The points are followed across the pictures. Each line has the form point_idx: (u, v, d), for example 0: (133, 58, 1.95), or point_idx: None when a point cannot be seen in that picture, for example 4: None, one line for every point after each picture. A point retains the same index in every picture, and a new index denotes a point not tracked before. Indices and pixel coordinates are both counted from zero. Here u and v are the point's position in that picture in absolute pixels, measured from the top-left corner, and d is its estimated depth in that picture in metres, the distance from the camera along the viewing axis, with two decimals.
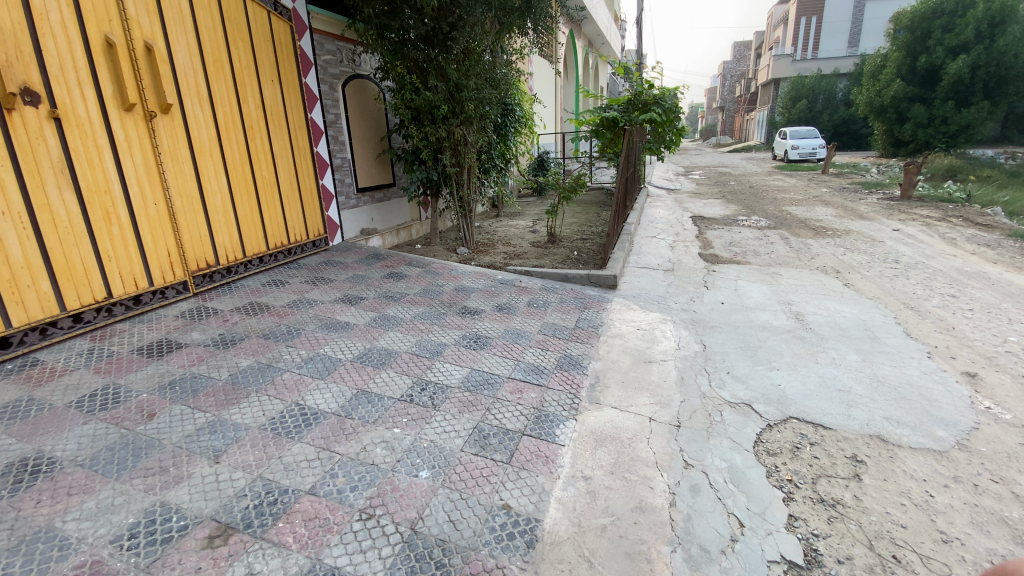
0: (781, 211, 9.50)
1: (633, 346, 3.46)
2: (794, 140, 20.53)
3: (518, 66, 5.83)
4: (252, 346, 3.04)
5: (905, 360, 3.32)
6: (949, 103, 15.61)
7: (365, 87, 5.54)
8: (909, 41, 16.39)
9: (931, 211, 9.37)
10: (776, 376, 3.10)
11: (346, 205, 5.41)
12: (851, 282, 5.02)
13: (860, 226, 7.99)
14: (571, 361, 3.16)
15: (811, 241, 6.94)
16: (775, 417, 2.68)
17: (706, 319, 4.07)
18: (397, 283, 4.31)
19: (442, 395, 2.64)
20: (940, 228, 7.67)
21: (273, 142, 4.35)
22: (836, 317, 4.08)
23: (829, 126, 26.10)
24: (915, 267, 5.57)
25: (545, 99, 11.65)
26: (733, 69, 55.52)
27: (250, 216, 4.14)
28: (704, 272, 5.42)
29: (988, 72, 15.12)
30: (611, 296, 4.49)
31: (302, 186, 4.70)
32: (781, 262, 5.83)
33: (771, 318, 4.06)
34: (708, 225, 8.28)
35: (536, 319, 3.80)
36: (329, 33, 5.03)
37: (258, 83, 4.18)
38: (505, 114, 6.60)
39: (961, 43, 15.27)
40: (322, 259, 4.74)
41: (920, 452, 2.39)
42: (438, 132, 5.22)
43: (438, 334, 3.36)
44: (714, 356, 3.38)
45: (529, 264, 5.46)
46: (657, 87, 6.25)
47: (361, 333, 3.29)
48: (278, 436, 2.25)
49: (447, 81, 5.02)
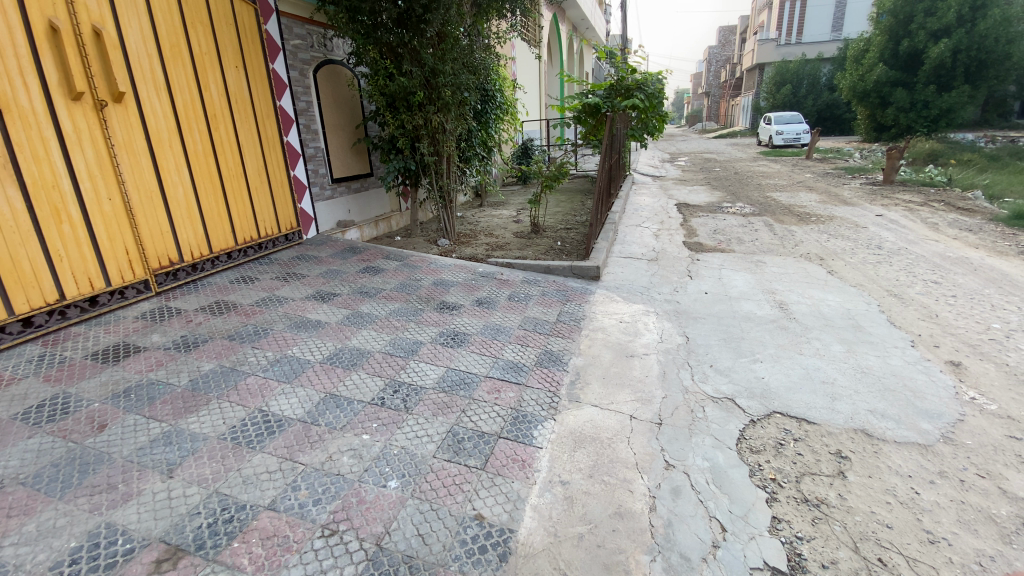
0: (765, 198, 9.46)
1: (615, 339, 3.37)
2: (778, 125, 20.52)
3: (498, 50, 5.62)
4: (215, 348, 2.89)
5: (889, 350, 3.28)
6: (931, 87, 15.67)
7: (338, 73, 5.32)
8: (891, 25, 16.38)
9: (913, 196, 9.40)
10: (760, 368, 3.04)
11: (320, 196, 5.22)
12: (835, 269, 4.98)
13: (843, 211, 7.98)
14: (551, 357, 3.06)
15: (795, 227, 6.90)
16: (759, 412, 2.61)
17: (690, 309, 4.00)
18: (373, 277, 4.16)
19: (415, 398, 2.52)
20: (923, 213, 7.69)
21: (239, 132, 4.14)
22: (820, 306, 4.03)
23: (812, 111, 26.17)
24: (898, 253, 5.56)
25: (528, 85, 11.42)
26: (719, 54, 55.30)
27: (216, 210, 3.94)
28: (688, 261, 5.35)
29: (969, 56, 15.16)
30: (594, 288, 4.39)
31: (272, 178, 4.50)
32: (765, 250, 5.78)
33: (755, 308, 3.99)
34: (692, 212, 8.21)
35: (517, 313, 3.69)
36: (298, 16, 4.80)
37: (220, 69, 3.95)
38: (486, 100, 6.43)
39: (943, 26, 15.27)
40: (295, 253, 4.57)
41: (905, 447, 2.36)
42: (414, 120, 5.05)
43: (414, 332, 3.24)
44: (698, 348, 3.30)
45: (512, 255, 5.34)
46: (640, 71, 6.11)
47: (332, 332, 3.16)
48: (238, 446, 2.13)
49: (422, 66, 4.85)
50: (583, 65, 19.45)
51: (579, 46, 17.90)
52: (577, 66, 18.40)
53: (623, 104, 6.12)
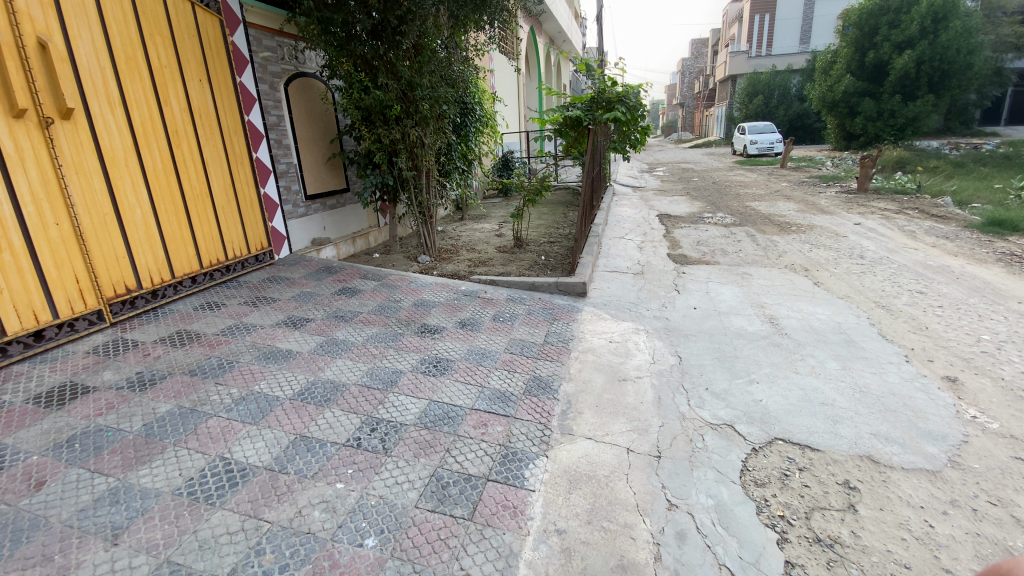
0: (745, 207, 9.51)
1: (606, 362, 3.22)
2: (752, 135, 20.92)
3: (476, 62, 5.50)
4: (174, 386, 2.64)
5: (884, 365, 3.20)
6: (897, 97, 16.16)
7: (310, 87, 5.13)
8: (857, 37, 16.87)
9: (887, 203, 9.58)
10: (757, 390, 2.91)
11: (293, 214, 4.99)
12: (821, 280, 4.94)
13: (822, 220, 8.04)
14: (540, 384, 2.89)
15: (778, 237, 6.90)
16: (760, 439, 2.48)
17: (680, 326, 3.87)
18: (349, 300, 3.95)
19: (395, 436, 2.33)
20: (899, 221, 7.79)
21: (204, 149, 3.90)
22: (810, 319, 3.95)
23: (784, 121, 26.82)
24: (881, 263, 5.57)
25: (506, 97, 11.34)
26: (692, 66, 56.47)
27: (179, 232, 3.69)
28: (674, 275, 5.26)
29: (932, 67, 15.65)
30: (581, 305, 4.25)
31: (240, 196, 4.26)
32: (750, 261, 5.73)
33: (745, 324, 3.89)
34: (675, 223, 8.18)
35: (502, 335, 3.51)
36: (267, 28, 4.60)
37: (182, 83, 3.72)
38: (465, 113, 6.29)
39: (907, 38, 15.76)
40: (266, 275, 4.33)
41: (914, 473, 2.25)
42: (391, 134, 4.87)
43: (393, 359, 3.04)
44: (691, 369, 3.17)
45: (495, 272, 5.18)
46: (620, 84, 6.03)
47: (304, 363, 2.94)
48: (195, 503, 1.90)
49: (399, 79, 4.69)
50: (560, 77, 19.55)
51: (556, 59, 18.03)
52: (554, 78, 18.45)
53: (604, 116, 6.02)
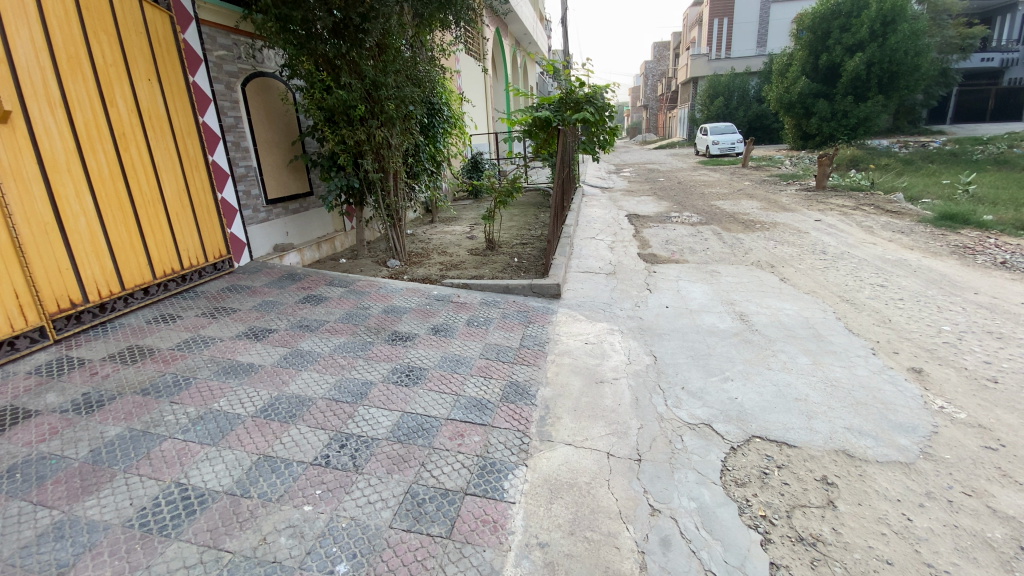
0: (711, 206, 9.70)
1: (583, 364, 3.17)
2: (714, 136, 21.44)
3: (442, 62, 5.41)
4: (124, 407, 2.45)
5: (853, 359, 3.27)
6: (849, 98, 16.85)
7: (269, 86, 4.93)
8: (811, 40, 17.51)
9: (845, 200, 9.94)
10: (732, 388, 2.92)
11: (253, 220, 4.78)
12: (787, 276, 5.05)
13: (785, 217, 8.26)
14: (516, 389, 2.81)
15: (743, 235, 7.04)
16: (738, 437, 2.47)
17: (654, 326, 3.87)
18: (315, 308, 3.79)
19: (367, 452, 2.22)
20: (857, 217, 8.08)
21: (155, 152, 3.66)
22: (780, 315, 4.01)
23: (744, 121, 27.64)
24: (842, 258, 5.74)
25: (474, 98, 11.24)
26: (655, 69, 57.63)
27: (130, 241, 3.44)
28: (646, 274, 5.28)
29: (881, 69, 16.35)
30: (555, 307, 4.20)
31: (195, 202, 4.03)
32: (718, 259, 5.82)
33: (717, 321, 3.91)
34: (644, 223, 8.25)
35: (476, 340, 3.43)
36: (221, 25, 4.38)
37: (129, 82, 3.47)
38: (432, 114, 6.18)
39: (857, 42, 16.42)
40: (226, 284, 4.12)
41: (888, 467, 2.28)
42: (356, 135, 4.72)
43: (363, 370, 2.91)
44: (667, 368, 3.15)
45: (467, 275, 5.09)
46: (588, 84, 6.01)
47: (267, 377, 2.78)
48: (148, 535, 1.74)
49: (362, 78, 4.55)
50: (527, 79, 19.57)
51: (522, 60, 18.04)
52: (521, 79, 18.44)
53: (573, 117, 6.00)
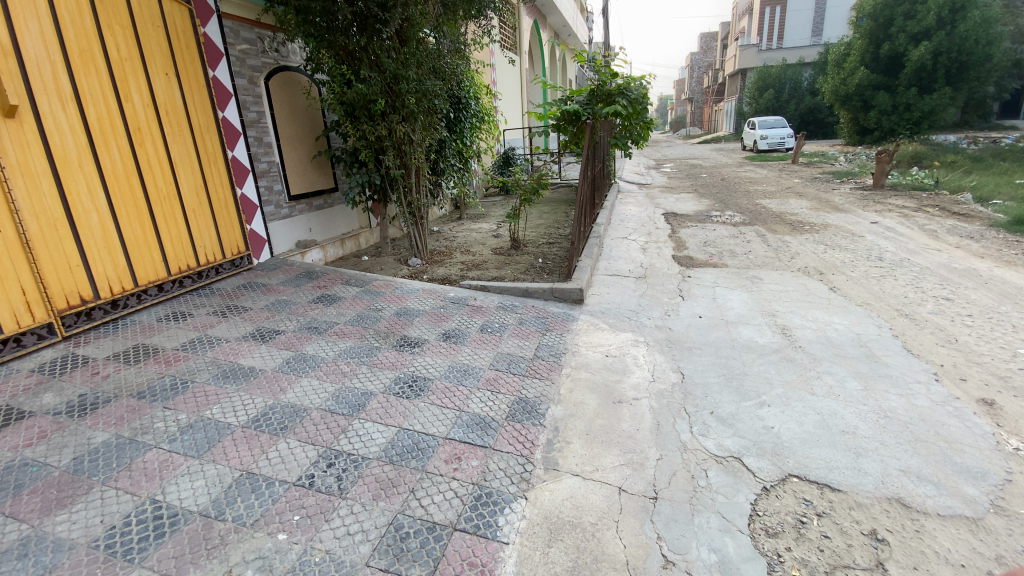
0: (754, 205, 9.13)
1: (601, 380, 2.91)
2: (762, 130, 20.40)
3: (469, 53, 5.19)
4: (117, 411, 2.40)
5: (910, 386, 2.88)
6: (912, 90, 15.66)
7: (293, 80, 4.86)
8: (872, 29, 16.36)
9: (906, 200, 9.14)
10: (768, 415, 2.60)
11: (274, 215, 4.73)
12: (837, 285, 4.60)
13: (836, 219, 7.65)
14: (525, 407, 2.58)
15: (789, 237, 6.54)
16: (771, 475, 2.18)
17: (684, 338, 3.55)
18: (327, 309, 3.68)
19: (354, 474, 2.05)
20: (919, 219, 7.39)
21: (172, 147, 3.64)
22: (827, 331, 3.61)
23: (795, 115, 26.22)
24: (901, 265, 5.21)
25: (507, 92, 11.02)
26: (701, 61, 55.67)
27: (143, 237, 3.43)
28: (679, 279, 4.93)
29: (949, 58, 15.10)
30: (577, 314, 3.94)
31: (213, 198, 4.00)
32: (760, 264, 5.39)
33: (755, 335, 3.55)
34: (681, 222, 7.83)
35: (488, 349, 3.22)
36: (243, 18, 4.32)
37: (145, 77, 3.44)
38: (460, 108, 5.99)
39: (923, 29, 15.24)
40: (242, 281, 4.08)
41: (951, 523, 1.94)
42: (377, 131, 4.59)
43: (364, 379, 2.75)
44: (695, 388, 2.85)
45: (488, 276, 4.90)
46: (622, 76, 5.66)
47: (265, 383, 2.67)
48: (111, 559, 1.63)
49: (383, 72, 4.41)
50: (565, 73, 19.14)
51: (560, 54, 17.64)
52: (559, 73, 18.06)
53: (604, 110, 5.67)
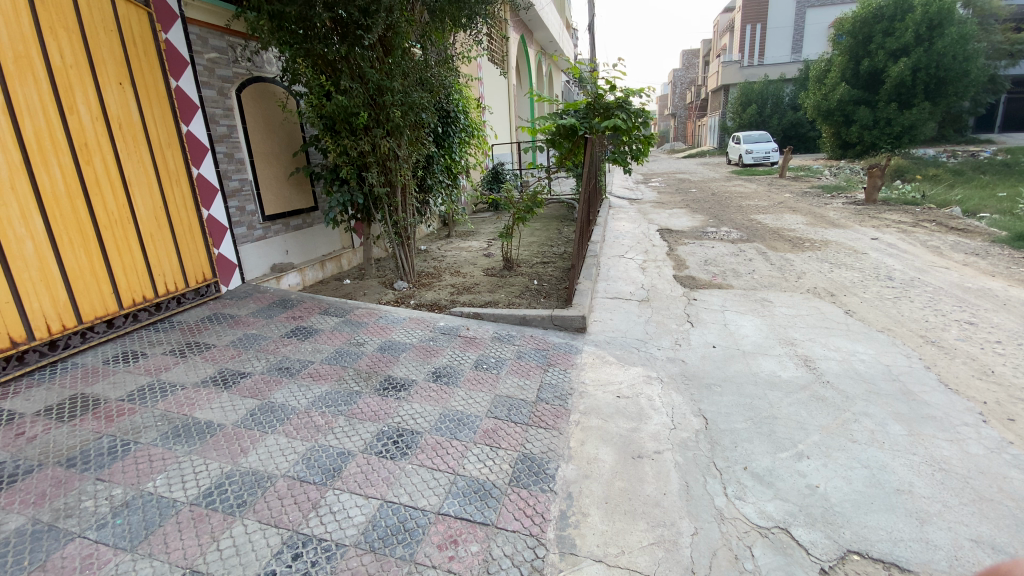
0: (749, 220, 8.94)
1: (615, 428, 2.55)
2: (747, 144, 20.51)
3: (458, 65, 4.89)
4: (39, 486, 1.97)
5: (959, 429, 2.58)
6: (893, 105, 15.84)
7: (268, 92, 4.50)
8: (852, 46, 16.59)
9: (901, 215, 9.03)
10: (810, 471, 2.26)
11: (246, 237, 4.33)
12: (852, 309, 4.33)
13: (836, 234, 7.46)
14: (531, 467, 2.21)
15: (792, 255, 6.30)
16: (828, 552, 1.83)
17: (700, 373, 3.21)
18: (301, 344, 3.28)
19: (326, 569, 1.66)
20: (919, 235, 7.23)
21: (126, 165, 3.23)
22: (853, 362, 3.31)
23: (778, 130, 26.53)
24: (913, 285, 4.97)
25: (495, 106, 10.77)
26: (683, 76, 56.54)
27: (90, 267, 3.00)
28: (684, 302, 4.63)
29: (928, 74, 15.33)
30: (580, 345, 3.60)
31: (175, 220, 3.58)
32: (766, 284, 5.12)
33: (777, 368, 3.24)
34: (678, 239, 7.57)
35: (484, 390, 2.83)
36: (211, 25, 3.96)
37: (94, 87, 3.03)
38: (448, 122, 5.68)
39: (902, 46, 15.47)
40: (208, 312, 3.66)
41: None
42: (359, 146, 4.23)
43: (341, 434, 2.36)
44: (722, 437, 2.51)
45: (481, 300, 4.54)
46: (619, 89, 5.37)
47: (224, 443, 2.26)
48: None
49: (365, 83, 4.08)
50: (553, 87, 19.05)
51: (548, 68, 17.56)
52: (546, 88, 17.99)
53: (602, 124, 5.37)
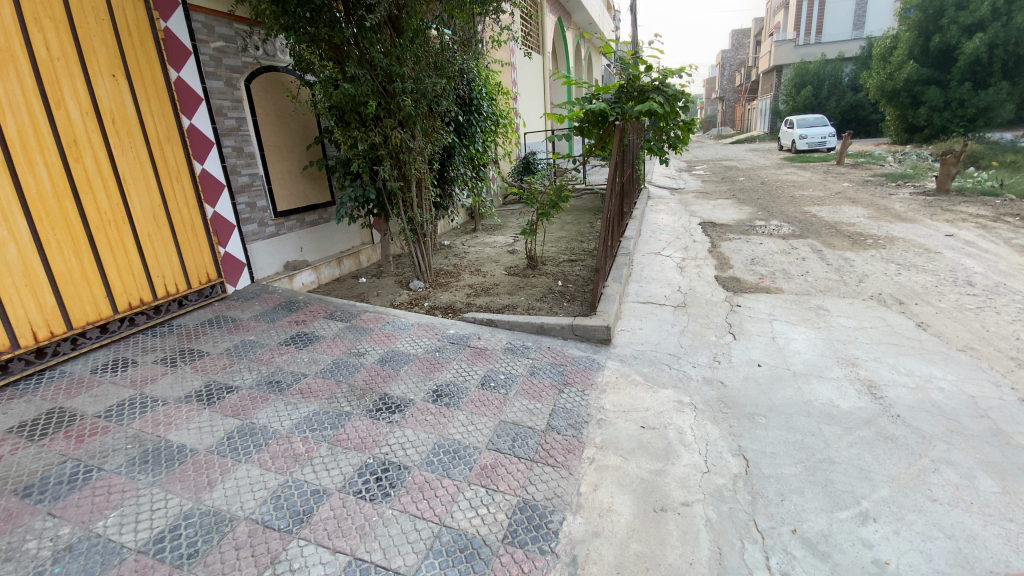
0: (802, 213, 8.17)
1: (635, 470, 2.18)
2: (800, 129, 19.14)
3: (480, 47, 4.52)
4: None
5: None
6: (967, 84, 14.31)
7: (279, 80, 4.27)
8: (920, 20, 15.01)
9: (979, 208, 8.03)
10: (878, 540, 1.82)
11: (256, 235, 4.14)
12: (925, 321, 3.73)
13: (903, 230, 6.65)
14: (530, 519, 1.88)
15: (851, 254, 5.64)
16: None
17: (741, 398, 2.78)
18: (299, 353, 3.05)
19: None
20: (1002, 232, 6.35)
21: (120, 161, 3.06)
22: (929, 391, 2.79)
23: (835, 113, 24.67)
24: (999, 293, 4.28)
25: (528, 92, 10.36)
26: (733, 57, 53.62)
27: (80, 271, 2.86)
28: (726, 309, 4.14)
29: (1006, 51, 13.75)
30: (603, 359, 3.22)
31: (176, 219, 3.42)
32: (822, 289, 4.54)
33: (836, 397, 2.75)
34: (721, 234, 6.98)
35: (488, 415, 2.51)
36: (216, 12, 3.73)
37: (82, 80, 2.86)
38: (471, 110, 5.33)
39: (979, 19, 13.97)
40: (210, 316, 3.50)
41: None
42: (369, 138, 3.96)
43: (320, 468, 2.09)
44: (767, 488, 2.09)
45: (499, 303, 4.22)
46: (656, 70, 4.83)
47: (191, 473, 2.04)
48: None
49: (374, 70, 3.78)
50: (591, 71, 18.32)
51: (585, 53, 16.87)
52: (584, 72, 17.29)
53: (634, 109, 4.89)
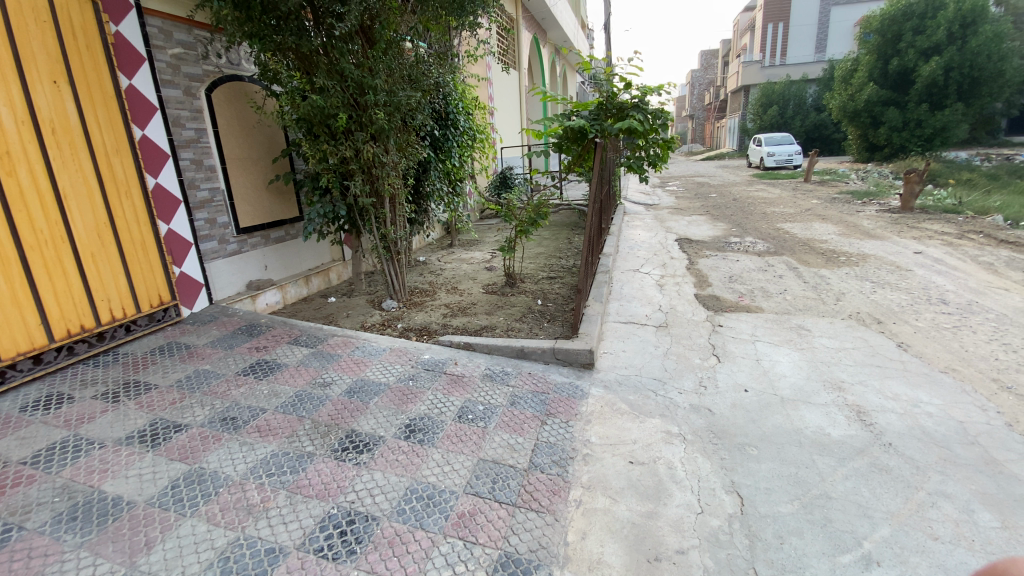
0: (776, 229, 8.28)
1: (625, 512, 2.02)
2: (769, 146, 19.69)
3: (456, 60, 4.39)
4: None
5: None
6: (924, 106, 14.95)
7: (243, 90, 4.04)
8: (879, 44, 15.67)
9: (943, 225, 8.27)
10: None
11: (216, 253, 3.87)
12: (905, 341, 3.72)
13: (874, 247, 6.77)
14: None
15: (826, 271, 5.68)
16: None
17: (731, 427, 2.66)
18: (259, 384, 2.80)
19: None
20: (967, 249, 6.52)
21: (61, 175, 2.79)
22: (917, 416, 2.73)
23: (801, 131, 25.53)
24: (971, 311, 4.33)
25: (505, 107, 10.33)
26: (702, 77, 55.28)
27: (10, 296, 2.57)
28: (708, 329, 4.06)
29: (961, 74, 14.45)
30: (586, 385, 3.07)
31: (124, 237, 3.15)
32: (802, 308, 4.52)
33: (826, 424, 2.67)
34: (698, 251, 6.98)
35: (465, 453, 2.32)
36: (175, 17, 3.51)
37: (18, 85, 2.60)
38: (446, 125, 5.19)
39: (933, 45, 14.66)
40: (161, 343, 3.21)
41: None
42: (339, 151, 3.77)
43: (278, 521, 1.86)
44: (765, 529, 1.96)
45: (477, 324, 4.05)
46: (635, 87, 4.77)
47: (126, 532, 1.78)
48: None
49: (345, 81, 3.60)
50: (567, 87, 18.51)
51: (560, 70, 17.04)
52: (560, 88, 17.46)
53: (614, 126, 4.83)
